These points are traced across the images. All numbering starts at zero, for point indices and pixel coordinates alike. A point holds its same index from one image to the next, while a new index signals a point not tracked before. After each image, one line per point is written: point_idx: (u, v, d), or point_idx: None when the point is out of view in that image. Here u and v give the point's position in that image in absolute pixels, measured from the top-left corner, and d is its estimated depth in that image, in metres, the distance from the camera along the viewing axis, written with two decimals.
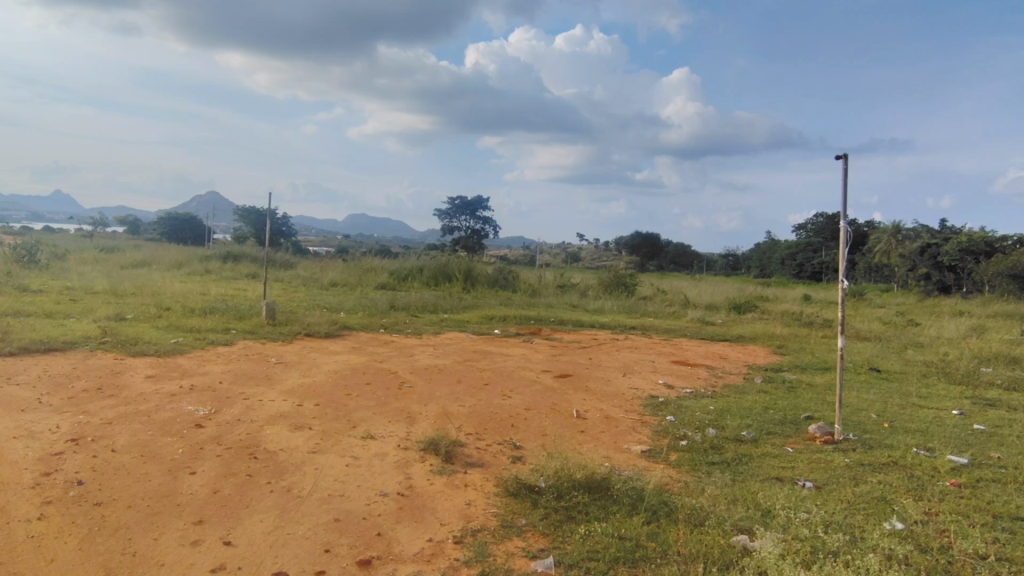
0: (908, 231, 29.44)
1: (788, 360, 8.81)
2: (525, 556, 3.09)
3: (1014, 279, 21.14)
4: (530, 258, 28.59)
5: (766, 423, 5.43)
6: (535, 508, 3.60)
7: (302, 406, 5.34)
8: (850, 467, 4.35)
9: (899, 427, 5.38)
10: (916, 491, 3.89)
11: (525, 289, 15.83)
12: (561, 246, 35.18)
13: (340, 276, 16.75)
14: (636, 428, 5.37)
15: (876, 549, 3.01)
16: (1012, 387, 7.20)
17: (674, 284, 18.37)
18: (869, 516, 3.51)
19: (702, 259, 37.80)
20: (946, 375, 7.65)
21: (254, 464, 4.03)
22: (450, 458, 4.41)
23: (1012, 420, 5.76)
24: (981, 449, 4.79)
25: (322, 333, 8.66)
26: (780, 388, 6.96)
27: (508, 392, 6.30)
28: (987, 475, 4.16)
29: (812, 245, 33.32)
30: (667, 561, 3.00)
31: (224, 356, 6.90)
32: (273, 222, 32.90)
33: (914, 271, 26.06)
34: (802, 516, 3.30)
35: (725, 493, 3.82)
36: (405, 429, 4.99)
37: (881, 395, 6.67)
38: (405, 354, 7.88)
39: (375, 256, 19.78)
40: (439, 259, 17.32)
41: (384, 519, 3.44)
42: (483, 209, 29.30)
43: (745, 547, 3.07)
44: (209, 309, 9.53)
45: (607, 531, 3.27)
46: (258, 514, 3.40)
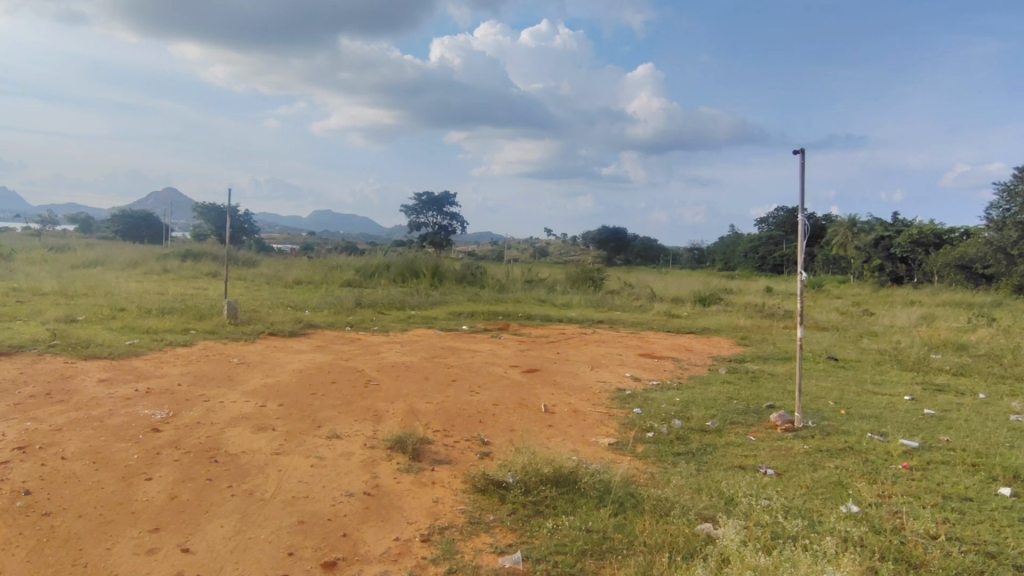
0: (862, 224, 30.51)
1: (751, 351, 9.03)
2: (493, 552, 3.08)
3: (961, 269, 22.26)
4: (498, 253, 28.63)
5: (730, 413, 5.55)
6: (503, 503, 3.61)
7: (265, 407, 5.22)
8: (809, 454, 4.47)
9: (855, 414, 5.56)
10: (870, 475, 4.04)
11: (493, 285, 15.83)
12: (529, 243, 35.33)
13: (304, 273, 16.43)
14: (603, 421, 5.42)
15: (833, 532, 3.11)
16: (959, 371, 7.54)
17: (640, 278, 18.67)
18: (827, 499, 3.63)
19: (667, 252, 38.45)
20: (898, 363, 7.98)
21: (214, 468, 3.93)
22: (417, 455, 4.38)
23: (961, 404, 6.02)
24: (931, 433, 4.99)
25: (286, 332, 8.47)
26: (743, 378, 7.11)
27: (476, 388, 6.28)
28: (937, 458, 4.34)
29: (773, 238, 34.29)
30: (634, 552, 3.03)
31: (182, 358, 6.70)
32: (234, 219, 32.08)
33: (868, 262, 27.08)
34: (763, 503, 3.39)
35: (689, 483, 3.89)
36: (372, 427, 4.93)
37: (838, 383, 6.90)
38: (372, 351, 7.78)
39: (340, 254, 19.47)
40: (404, 256, 17.18)
41: (349, 519, 3.39)
42: (450, 204, 29.20)
43: (709, 536, 3.13)
44: (167, 310, 9.23)
45: (575, 525, 3.29)
46: (219, 518, 3.32)
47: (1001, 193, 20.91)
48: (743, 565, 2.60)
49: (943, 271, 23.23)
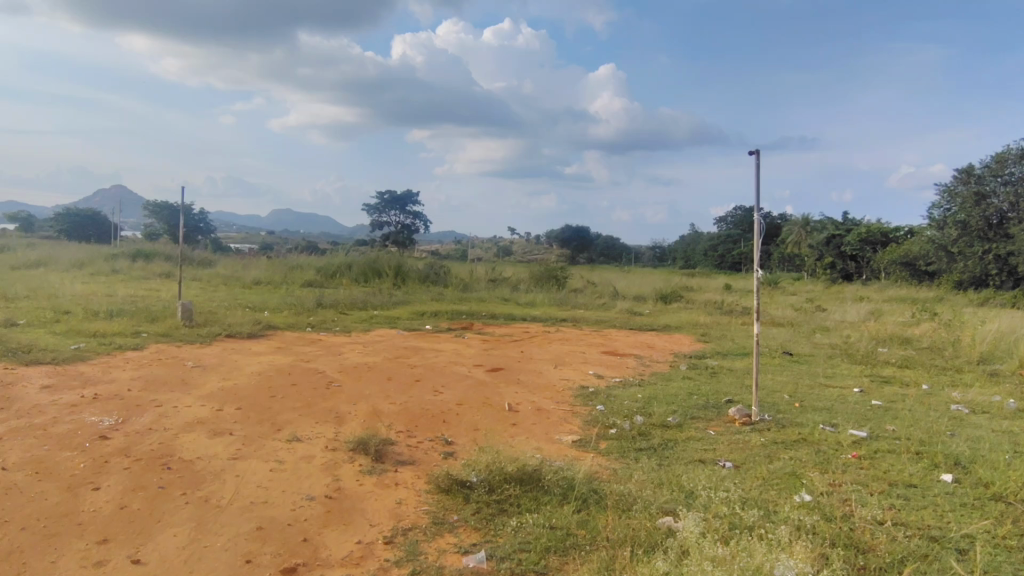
0: (815, 222, 31.63)
1: (710, 347, 9.25)
2: (457, 552, 3.07)
3: (906, 266, 23.41)
4: (462, 251, 28.53)
5: (690, 409, 5.67)
6: (466, 503, 3.60)
7: (222, 411, 5.07)
8: (766, 446, 4.60)
9: (809, 406, 5.76)
10: (823, 465, 4.19)
11: (457, 284, 15.77)
12: (492, 242, 35.29)
13: (262, 273, 16.03)
14: (567, 418, 5.46)
15: (788, 521, 3.21)
16: (904, 364, 7.89)
17: (603, 276, 18.89)
18: (782, 490, 3.74)
19: (630, 251, 39.00)
20: (848, 357, 8.31)
21: (167, 476, 3.80)
22: (380, 456, 4.33)
23: (906, 395, 6.30)
24: (879, 423, 5.22)
25: (244, 334, 8.25)
26: (703, 374, 7.28)
27: (440, 387, 6.25)
28: (884, 447, 4.53)
29: (731, 237, 35.20)
30: (597, 547, 3.07)
31: (133, 362, 6.45)
32: (187, 218, 31.04)
33: (821, 260, 28.07)
34: (721, 495, 3.47)
35: (651, 478, 3.96)
36: (333, 430, 4.84)
37: (793, 377, 7.13)
38: (333, 352, 7.64)
39: (300, 253, 19.07)
40: (366, 255, 16.95)
41: (310, 523, 3.33)
42: (413, 203, 28.95)
43: (670, 529, 3.18)
44: (116, 312, 8.87)
45: (539, 522, 3.31)
46: (172, 528, 3.21)
47: (942, 193, 21.99)
48: (702, 556, 2.65)
49: (889, 269, 24.31)
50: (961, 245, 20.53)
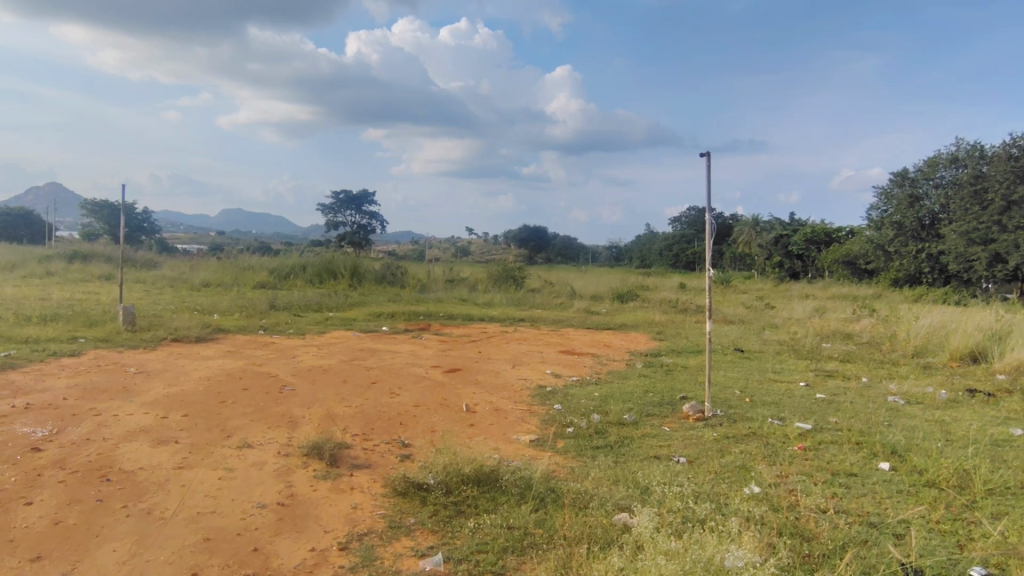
0: (763, 223, 32.71)
1: (665, 345, 9.44)
2: (414, 555, 3.04)
3: (848, 265, 24.53)
4: (420, 252, 28.28)
5: (646, 406, 5.78)
6: (423, 505, 3.57)
7: (167, 418, 4.87)
8: (717, 441, 4.72)
9: (758, 401, 5.95)
10: (771, 457, 4.33)
11: (415, 285, 15.62)
12: (450, 242, 35.12)
13: (211, 275, 15.50)
14: (525, 418, 5.48)
15: (738, 513, 3.31)
16: (846, 358, 8.26)
17: (560, 276, 19.06)
18: (733, 483, 3.85)
19: (587, 251, 39.47)
20: (795, 352, 8.64)
21: (107, 488, 3.62)
22: (335, 461, 4.24)
23: (848, 388, 6.58)
24: (822, 415, 5.44)
25: (191, 338, 7.95)
26: (658, 372, 7.43)
27: (396, 389, 6.17)
28: (827, 438, 4.72)
29: (685, 237, 36.07)
30: (554, 545, 3.08)
31: (70, 369, 6.12)
32: (129, 217, 29.72)
33: (770, 259, 29.08)
34: (675, 490, 3.54)
35: (607, 475, 4.02)
36: (286, 434, 4.72)
37: (743, 372, 7.36)
38: (286, 355, 7.45)
39: (251, 254, 18.52)
40: (321, 256, 16.59)
41: (261, 532, 3.23)
42: (369, 203, 28.52)
43: (626, 525, 3.23)
44: (50, 317, 8.40)
45: (496, 522, 3.31)
46: (112, 542, 3.07)
47: (880, 196, 23.07)
48: (656, 550, 2.69)
49: (833, 268, 25.43)
50: (897, 244, 21.61)
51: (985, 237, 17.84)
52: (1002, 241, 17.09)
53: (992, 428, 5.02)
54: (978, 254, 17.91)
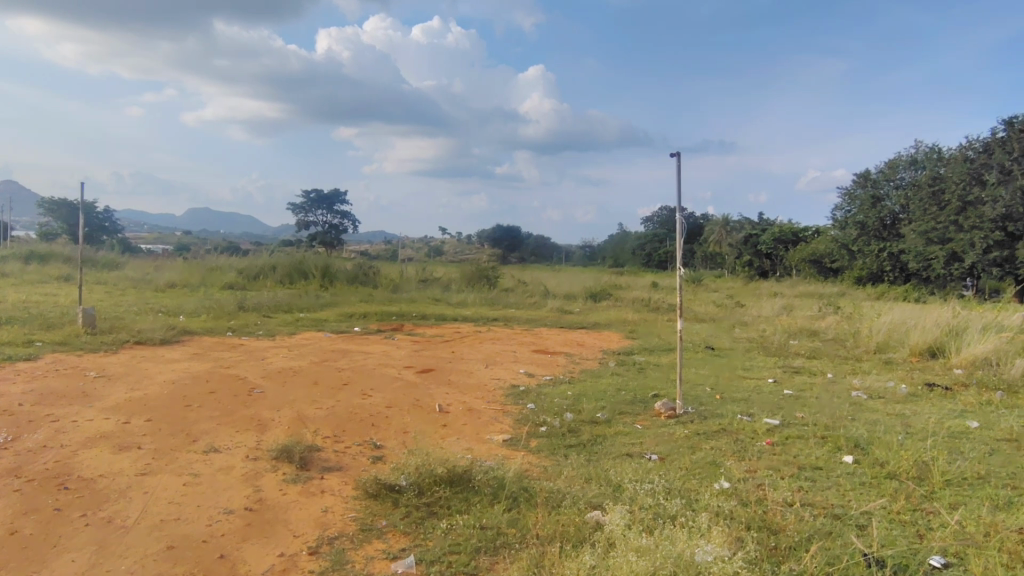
0: (733, 222, 33.30)
1: (638, 343, 9.54)
2: (386, 558, 3.01)
3: (814, 263, 25.15)
4: (393, 251, 28.03)
5: (618, 404, 5.82)
6: (396, 507, 3.54)
7: (129, 424, 4.73)
8: (688, 437, 4.79)
9: (728, 398, 6.05)
10: (740, 452, 4.40)
11: (387, 285, 15.48)
12: (424, 242, 34.90)
13: (176, 276, 15.11)
14: (498, 418, 5.48)
15: (708, 508, 3.35)
16: (812, 355, 8.46)
17: (534, 275, 19.09)
18: (703, 478, 3.91)
19: (561, 251, 39.63)
20: (763, 349, 8.81)
21: (65, 496, 3.50)
22: (305, 464, 4.17)
23: (814, 384, 6.74)
24: (790, 411, 5.56)
25: (155, 340, 7.74)
26: (630, 370, 7.50)
27: (368, 390, 6.10)
28: (794, 433, 4.82)
29: (657, 236, 36.50)
30: (527, 545, 3.08)
31: (25, 374, 5.90)
32: (89, 217, 28.82)
33: (739, 258, 29.63)
34: (646, 487, 3.57)
35: (580, 473, 4.04)
36: (255, 438, 4.63)
37: (713, 370, 7.47)
38: (255, 357, 7.30)
39: (218, 255, 18.11)
40: (292, 256, 16.31)
41: (227, 538, 3.15)
42: (341, 202, 28.15)
43: (598, 522, 3.24)
44: (5, 320, 8.08)
45: (469, 523, 3.30)
46: (70, 552, 2.96)
47: (844, 196, 23.75)
48: (628, 547, 2.71)
49: (799, 266, 26.02)
50: (860, 244, 22.24)
51: (943, 237, 18.48)
52: (958, 240, 17.70)
53: (950, 421, 5.20)
54: (936, 253, 18.54)
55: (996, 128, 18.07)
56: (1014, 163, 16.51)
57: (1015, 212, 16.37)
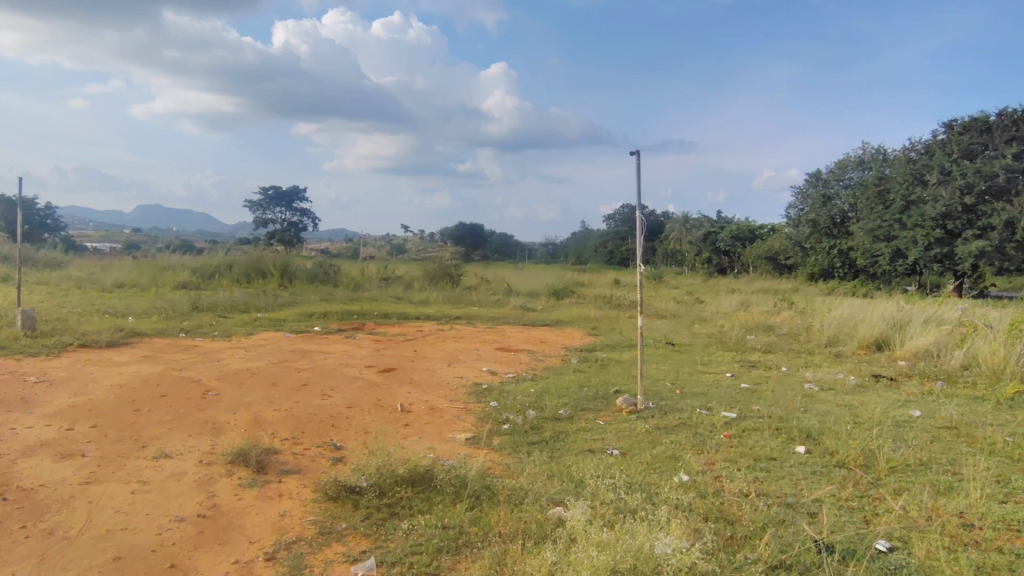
0: (693, 220, 34.01)
1: (600, 340, 9.64)
2: (346, 561, 2.95)
3: (769, 260, 25.95)
4: (354, 249, 27.59)
5: (580, 400, 5.88)
6: (356, 509, 3.48)
7: (73, 430, 4.52)
8: (649, 432, 4.86)
9: (687, 392, 6.18)
10: (699, 446, 4.50)
11: (348, 284, 15.25)
12: (386, 240, 34.49)
13: (125, 275, 14.53)
14: (460, 416, 5.45)
15: (668, 501, 3.41)
16: (768, 349, 8.71)
17: (498, 273, 19.08)
18: (663, 472, 3.98)
19: (524, 249, 39.72)
20: (721, 344, 9.03)
21: (3, 508, 3.32)
22: (262, 467, 4.07)
23: (769, 377, 6.95)
24: (746, 404, 5.70)
25: (102, 342, 7.42)
26: (592, 366, 7.58)
27: (328, 391, 5.99)
28: (750, 426, 4.95)
29: (619, 234, 36.98)
30: (488, 543, 3.08)
31: None
32: (29, 213, 27.39)
33: (698, 255, 30.27)
34: (608, 482, 3.61)
35: (542, 470, 4.05)
36: (209, 442, 4.48)
37: (673, 365, 7.62)
38: (209, 359, 7.08)
39: (171, 253, 17.50)
40: (249, 254, 15.84)
41: (179, 547, 3.04)
42: (300, 200, 27.54)
43: (560, 518, 3.26)
44: None
45: (431, 523, 3.27)
46: (8, 566, 2.81)
47: (798, 196, 24.60)
48: (589, 542, 2.73)
49: (756, 263, 26.84)
50: (812, 241, 23.01)
51: (888, 234, 19.18)
52: (902, 238, 18.52)
53: (895, 410, 5.44)
54: (882, 250, 19.25)
55: (937, 131, 19.03)
56: (953, 163, 17.33)
57: (953, 211, 17.22)
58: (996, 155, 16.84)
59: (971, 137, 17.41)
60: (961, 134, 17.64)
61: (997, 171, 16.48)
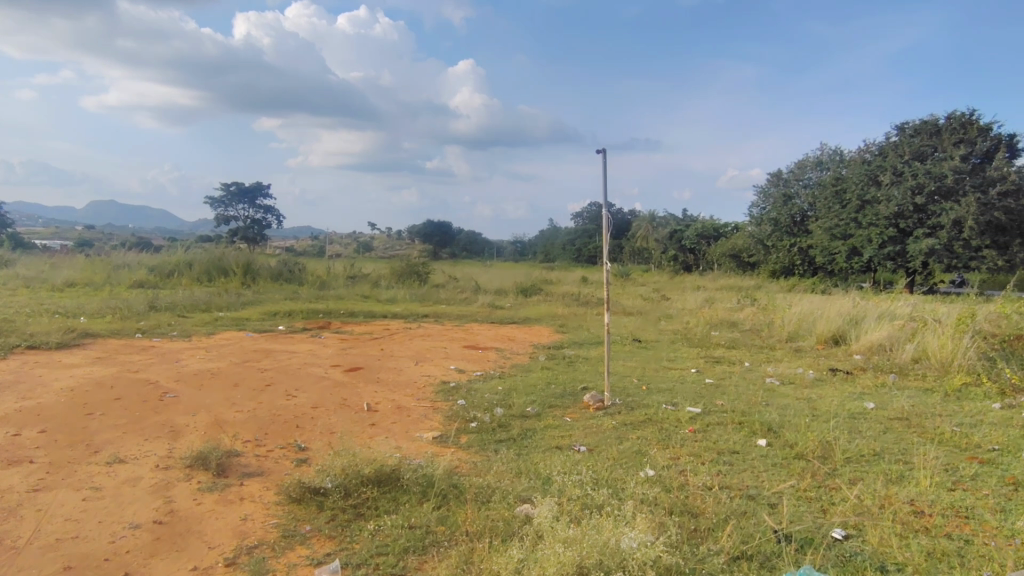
0: (659, 218, 34.51)
1: (568, 337, 9.71)
2: (310, 564, 2.90)
3: (733, 258, 26.54)
4: (319, 247, 27.15)
5: (549, 397, 5.90)
6: (320, 511, 3.42)
7: (20, 436, 4.32)
8: (616, 428, 4.91)
9: (654, 388, 6.27)
10: (665, 441, 4.56)
11: (313, 282, 15.01)
12: (353, 237, 34.05)
13: (78, 274, 14.00)
14: (428, 415, 5.42)
15: (634, 496, 3.45)
16: (731, 344, 8.91)
17: (465, 270, 19.02)
18: (629, 468, 4.02)
19: (493, 247, 39.72)
20: (687, 340, 9.19)
21: None
22: (222, 470, 3.96)
23: (732, 372, 7.11)
24: (711, 399, 5.81)
25: (52, 343, 7.13)
26: (560, 363, 7.63)
27: (292, 391, 5.88)
28: (714, 420, 5.05)
29: (587, 231, 37.30)
30: (455, 542, 3.06)
31: None
32: None
33: (664, 253, 30.74)
34: (574, 478, 3.63)
35: (509, 468, 4.05)
36: (166, 446, 4.34)
37: (640, 361, 7.73)
38: (167, 360, 6.86)
39: (127, 250, 16.93)
40: (209, 251, 15.42)
41: (134, 555, 2.94)
42: (263, 196, 26.95)
43: (527, 515, 3.27)
44: None
45: (397, 523, 3.23)
46: None
47: (760, 195, 25.22)
48: (555, 538, 2.74)
49: (721, 261, 27.42)
50: (773, 239, 23.43)
51: (845, 233, 19.86)
52: (858, 236, 19.14)
53: (851, 402, 5.63)
54: (839, 248, 19.96)
55: (891, 133, 19.72)
56: (905, 165, 17.99)
57: (905, 211, 17.86)
58: (944, 156, 17.45)
59: (922, 139, 18.04)
60: (913, 136, 18.32)
61: (946, 172, 17.07)
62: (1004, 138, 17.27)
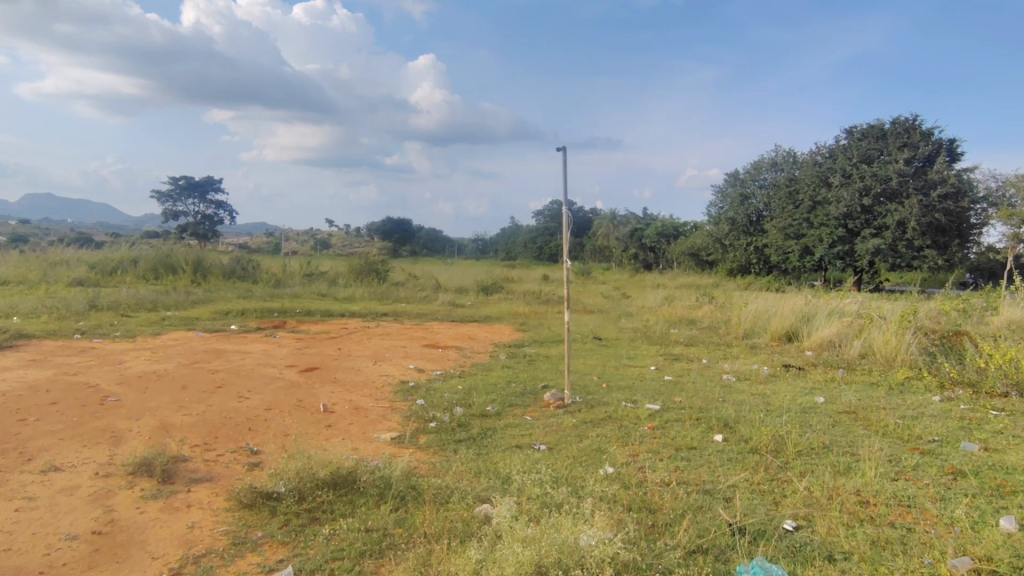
0: (619, 217, 34.93)
1: (529, 336, 9.71)
2: (260, 572, 2.79)
3: (692, 257, 27.09)
4: (274, 244, 26.45)
5: (509, 396, 5.88)
6: (273, 516, 3.31)
7: None
8: (576, 426, 4.92)
9: (613, 386, 6.32)
10: (624, 438, 4.60)
11: (268, 280, 14.58)
12: (310, 234, 33.26)
13: (11, 271, 13.21)
14: (386, 415, 5.32)
15: (592, 493, 3.45)
16: (690, 342, 9.07)
17: (426, 268, 18.78)
18: (589, 465, 4.04)
19: (455, 245, 39.45)
20: (646, 338, 9.32)
21: None
22: (168, 477, 3.79)
23: (690, 369, 7.24)
24: (669, 396, 5.90)
25: None
26: (521, 362, 7.62)
27: (245, 392, 5.68)
28: (672, 417, 5.12)
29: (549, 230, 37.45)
30: (413, 544, 3.00)
31: None
32: None
33: (625, 251, 31.17)
34: (533, 477, 3.61)
35: (468, 468, 4.01)
36: (108, 452, 4.13)
37: (600, 359, 7.78)
38: (109, 361, 6.54)
39: (66, 247, 16.07)
40: (156, 248, 14.80)
41: (69, 568, 2.77)
42: (215, 191, 26.08)
43: (486, 515, 3.23)
44: None
45: (353, 526, 3.15)
46: None
47: (718, 195, 25.84)
48: (513, 538, 2.71)
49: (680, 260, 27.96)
50: (730, 239, 24.07)
51: (797, 233, 20.53)
52: (810, 235, 19.81)
53: (802, 397, 5.80)
54: (792, 247, 20.63)
55: (840, 137, 20.45)
56: (853, 167, 18.71)
57: (853, 211, 18.60)
58: (889, 160, 18.19)
59: (868, 143, 18.75)
60: (860, 140, 19.04)
61: (891, 175, 17.84)
62: (944, 142, 18.06)
